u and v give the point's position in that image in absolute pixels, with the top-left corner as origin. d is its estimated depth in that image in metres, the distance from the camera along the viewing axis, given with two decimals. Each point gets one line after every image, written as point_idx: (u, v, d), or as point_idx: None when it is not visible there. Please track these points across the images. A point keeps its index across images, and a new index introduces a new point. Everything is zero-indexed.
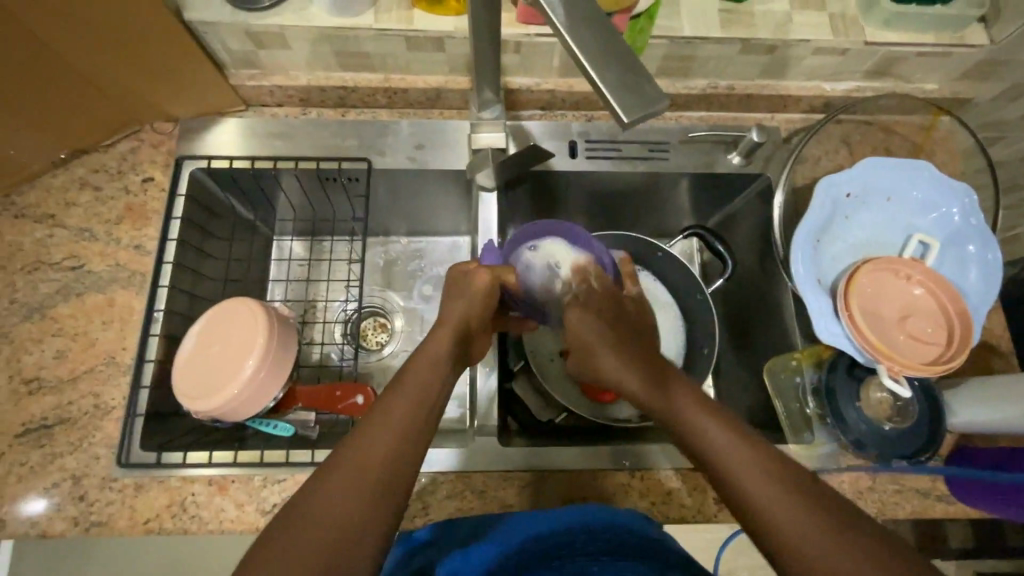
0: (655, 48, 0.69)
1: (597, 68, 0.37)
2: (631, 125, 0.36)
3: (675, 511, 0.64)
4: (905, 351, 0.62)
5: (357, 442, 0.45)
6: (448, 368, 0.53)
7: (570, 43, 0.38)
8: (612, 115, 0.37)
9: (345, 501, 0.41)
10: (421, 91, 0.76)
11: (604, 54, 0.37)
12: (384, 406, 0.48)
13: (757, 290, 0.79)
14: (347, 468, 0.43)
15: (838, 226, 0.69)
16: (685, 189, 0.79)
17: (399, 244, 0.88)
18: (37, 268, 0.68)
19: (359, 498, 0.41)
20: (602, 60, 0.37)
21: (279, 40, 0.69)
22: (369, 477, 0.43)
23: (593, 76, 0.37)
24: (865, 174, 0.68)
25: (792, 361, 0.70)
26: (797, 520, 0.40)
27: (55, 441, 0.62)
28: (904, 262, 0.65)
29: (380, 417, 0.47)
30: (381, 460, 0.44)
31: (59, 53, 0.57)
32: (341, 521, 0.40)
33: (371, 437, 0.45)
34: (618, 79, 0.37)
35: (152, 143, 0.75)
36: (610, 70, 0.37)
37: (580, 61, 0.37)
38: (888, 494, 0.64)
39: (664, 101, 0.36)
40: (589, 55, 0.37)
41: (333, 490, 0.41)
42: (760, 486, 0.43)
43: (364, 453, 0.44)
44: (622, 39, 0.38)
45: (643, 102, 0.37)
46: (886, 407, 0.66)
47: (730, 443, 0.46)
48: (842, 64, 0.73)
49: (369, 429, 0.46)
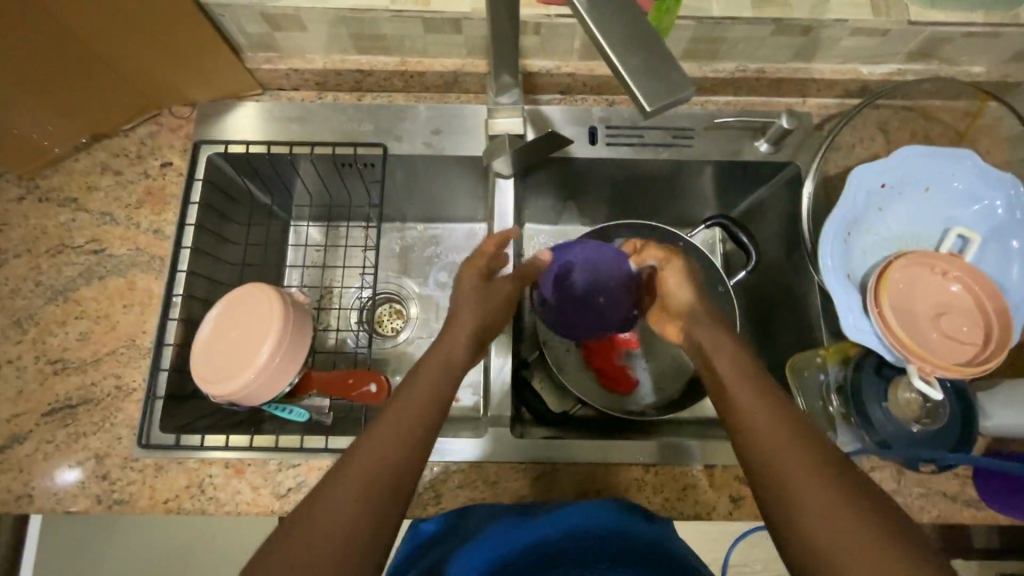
0: (682, 30, 0.66)
1: (619, 52, 0.35)
2: (654, 114, 0.35)
3: (689, 509, 0.62)
4: (937, 351, 0.59)
5: (371, 435, 0.45)
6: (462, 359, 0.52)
7: (591, 25, 0.35)
8: (634, 104, 0.35)
9: (355, 500, 0.41)
10: (437, 75, 0.74)
11: (627, 36, 0.35)
12: (399, 398, 0.48)
13: (781, 283, 0.76)
14: (359, 463, 0.43)
15: (871, 218, 0.66)
16: (710, 178, 0.76)
17: (415, 231, 0.88)
18: (61, 251, 0.69)
19: (371, 496, 0.42)
20: (625, 44, 0.35)
21: (295, 23, 0.67)
22: (383, 471, 0.43)
23: (615, 61, 0.35)
24: (901, 164, 0.65)
25: (816, 358, 0.68)
26: (817, 503, 0.38)
27: (79, 421, 0.64)
28: (941, 257, 0.62)
29: (393, 409, 0.47)
30: (395, 458, 0.44)
31: (80, 36, 0.58)
32: (353, 516, 0.40)
33: (384, 432, 0.45)
34: (642, 65, 0.35)
35: (171, 127, 0.75)
36: (633, 55, 0.35)
37: (601, 45, 0.35)
38: (914, 498, 0.62)
39: (689, 88, 0.35)
40: (610, 39, 0.35)
41: (345, 484, 0.42)
42: (786, 461, 0.41)
43: (377, 450, 0.44)
44: (645, 21, 0.36)
45: (667, 89, 0.35)
46: (914, 407, 0.63)
47: (762, 415, 0.44)
48: (882, 46, 0.68)
49: (383, 421, 0.46)
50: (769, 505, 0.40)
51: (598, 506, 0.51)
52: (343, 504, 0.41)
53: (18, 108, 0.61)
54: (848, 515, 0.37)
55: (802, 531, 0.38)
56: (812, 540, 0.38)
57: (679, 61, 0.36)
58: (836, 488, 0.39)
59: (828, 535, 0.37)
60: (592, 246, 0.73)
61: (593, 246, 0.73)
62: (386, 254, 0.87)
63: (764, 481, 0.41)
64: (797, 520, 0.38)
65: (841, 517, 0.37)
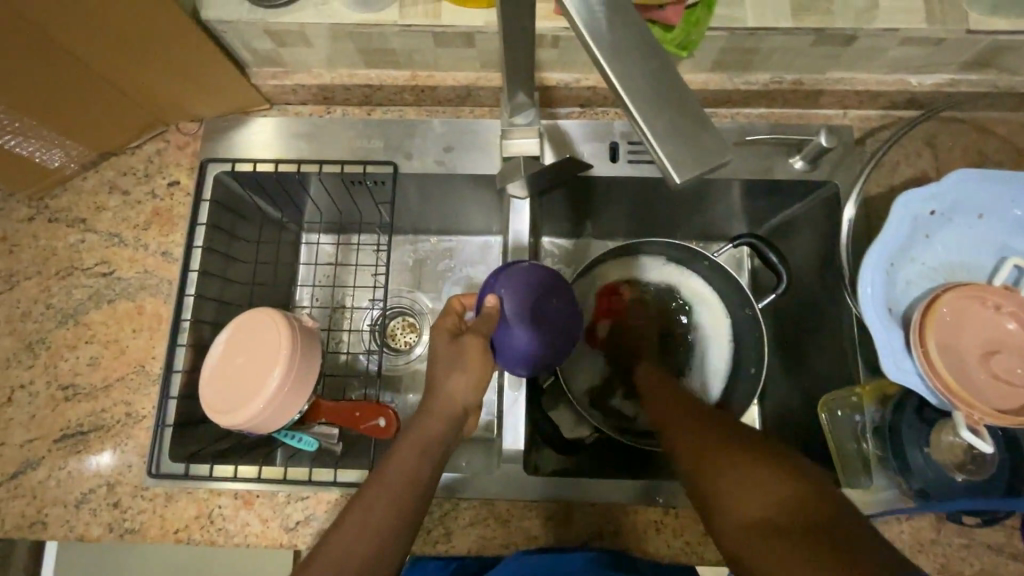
0: (711, 42, 0.61)
1: (647, 117, 0.33)
2: (689, 182, 0.33)
3: (711, 554, 0.60)
4: (988, 396, 0.54)
5: (378, 472, 0.49)
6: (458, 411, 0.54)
7: (618, 86, 0.34)
8: (664, 174, 0.33)
9: (360, 528, 0.45)
10: (450, 90, 0.70)
11: (657, 97, 0.33)
12: (405, 432, 0.52)
13: (811, 308, 0.72)
14: (366, 501, 0.47)
15: (917, 245, 0.61)
16: (739, 196, 0.71)
17: (427, 243, 0.85)
18: (70, 273, 0.69)
19: (372, 525, 0.45)
20: (654, 106, 0.33)
21: (300, 39, 0.64)
22: (393, 506, 0.47)
23: (642, 126, 0.33)
24: (954, 188, 0.59)
25: (851, 397, 0.63)
26: (759, 483, 0.41)
27: (90, 447, 0.64)
28: (994, 291, 0.57)
29: (397, 448, 0.50)
30: (395, 493, 0.47)
31: (74, 51, 0.54)
32: (362, 541, 0.44)
33: (389, 472, 0.48)
34: (669, 127, 0.33)
35: (178, 144, 0.73)
36: (662, 119, 0.33)
37: (628, 109, 0.33)
38: (954, 550, 0.58)
39: (725, 153, 0.33)
40: (637, 101, 0.33)
41: (356, 522, 0.46)
42: (738, 455, 0.44)
43: (383, 482, 0.48)
44: (674, 75, 0.34)
45: (699, 154, 0.33)
46: (957, 452, 0.58)
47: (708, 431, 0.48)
48: (934, 56, 0.62)
49: (392, 455, 0.50)
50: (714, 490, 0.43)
51: (517, 559, 0.55)
52: (352, 528, 0.45)
53: (18, 130, 0.59)
54: (797, 498, 0.39)
55: (748, 518, 0.39)
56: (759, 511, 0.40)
57: (713, 121, 0.34)
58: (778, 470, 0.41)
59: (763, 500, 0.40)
60: (482, 288, 0.60)
61: (484, 284, 0.60)
62: (398, 267, 0.84)
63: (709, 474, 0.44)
64: (740, 510, 0.40)
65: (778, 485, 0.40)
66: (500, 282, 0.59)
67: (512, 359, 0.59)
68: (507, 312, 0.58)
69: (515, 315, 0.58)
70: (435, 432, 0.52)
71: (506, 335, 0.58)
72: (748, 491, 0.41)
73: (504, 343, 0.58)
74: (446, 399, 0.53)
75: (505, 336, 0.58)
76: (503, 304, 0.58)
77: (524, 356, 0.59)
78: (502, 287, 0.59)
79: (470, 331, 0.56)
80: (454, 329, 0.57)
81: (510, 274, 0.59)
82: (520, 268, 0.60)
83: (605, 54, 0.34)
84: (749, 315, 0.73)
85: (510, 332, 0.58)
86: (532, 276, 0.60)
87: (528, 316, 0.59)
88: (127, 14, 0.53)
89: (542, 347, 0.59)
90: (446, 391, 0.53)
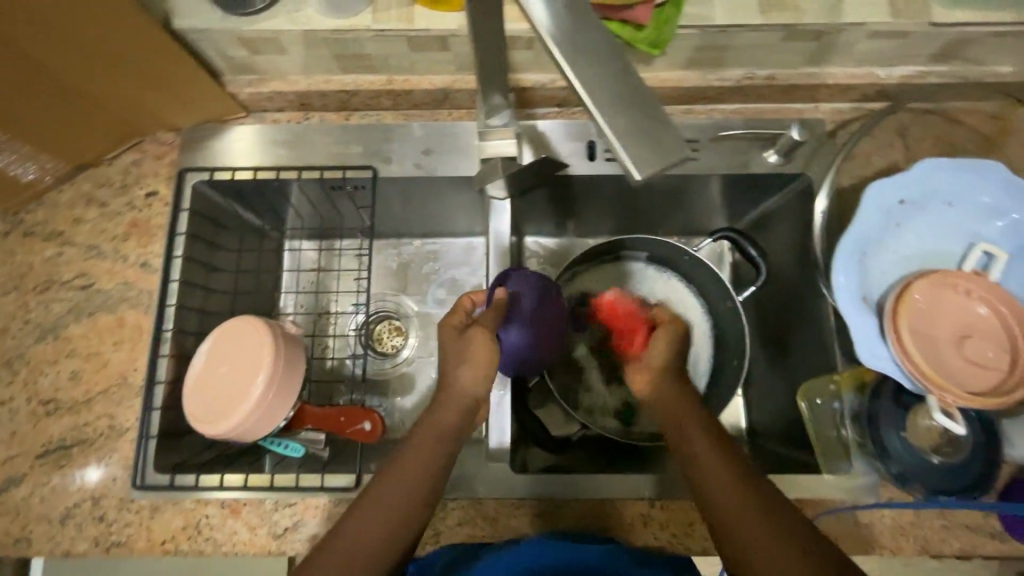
0: (683, 39, 0.61)
1: (608, 117, 0.34)
2: (651, 179, 0.33)
3: (697, 544, 0.61)
4: (958, 380, 0.56)
5: (395, 465, 0.51)
6: (468, 407, 0.53)
7: (580, 87, 0.34)
8: (627, 172, 0.34)
9: (377, 525, 0.49)
10: (427, 93, 0.71)
11: (616, 97, 0.34)
12: (422, 427, 0.53)
13: (790, 300, 0.73)
14: (382, 491, 0.50)
15: (888, 235, 0.62)
16: (717, 191, 0.72)
17: (411, 246, 0.85)
18: (48, 287, 0.68)
19: (388, 522, 0.49)
20: (615, 105, 0.34)
21: (275, 46, 0.64)
22: (408, 502, 0.50)
23: (603, 125, 0.34)
24: (921, 178, 0.61)
25: (830, 385, 0.65)
26: (755, 518, 0.47)
27: (73, 462, 0.63)
28: (964, 276, 0.58)
29: (413, 446, 0.52)
30: (407, 489, 0.50)
31: (43, 66, 0.54)
32: (380, 536, 0.49)
33: (404, 469, 0.51)
34: (631, 125, 0.34)
35: (155, 154, 0.72)
36: (624, 118, 0.34)
37: (589, 109, 0.34)
38: (935, 533, 0.59)
39: (683, 152, 0.33)
40: (598, 101, 0.34)
41: (374, 510, 0.50)
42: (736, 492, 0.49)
43: (397, 480, 0.50)
44: (635, 76, 0.35)
45: (661, 151, 0.34)
46: (934, 435, 0.59)
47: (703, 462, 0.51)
48: (901, 49, 0.64)
49: (408, 452, 0.52)
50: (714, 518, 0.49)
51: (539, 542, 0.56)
52: (370, 524, 0.49)
53: None
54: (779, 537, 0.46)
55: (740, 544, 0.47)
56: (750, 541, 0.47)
57: (673, 120, 0.34)
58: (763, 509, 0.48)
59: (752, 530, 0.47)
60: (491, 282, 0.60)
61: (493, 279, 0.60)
62: (383, 271, 0.84)
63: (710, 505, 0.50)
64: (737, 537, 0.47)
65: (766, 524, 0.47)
66: (512, 282, 0.60)
67: (505, 357, 0.61)
68: (514, 314, 0.59)
69: (520, 318, 0.59)
70: (445, 434, 0.53)
71: (507, 335, 0.59)
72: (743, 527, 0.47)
73: (504, 340, 0.59)
74: (460, 395, 0.53)
75: (507, 334, 0.59)
76: (513, 304, 0.59)
77: (516, 358, 0.61)
78: (514, 286, 0.59)
79: (476, 325, 0.55)
80: (461, 325, 0.55)
81: (522, 277, 0.60)
82: (532, 274, 0.61)
83: (566, 56, 0.34)
84: (730, 308, 0.74)
85: (511, 333, 0.59)
86: (542, 282, 0.61)
87: (531, 322, 0.60)
88: (93, 26, 0.52)
89: (534, 353, 0.62)
90: (458, 386, 0.53)
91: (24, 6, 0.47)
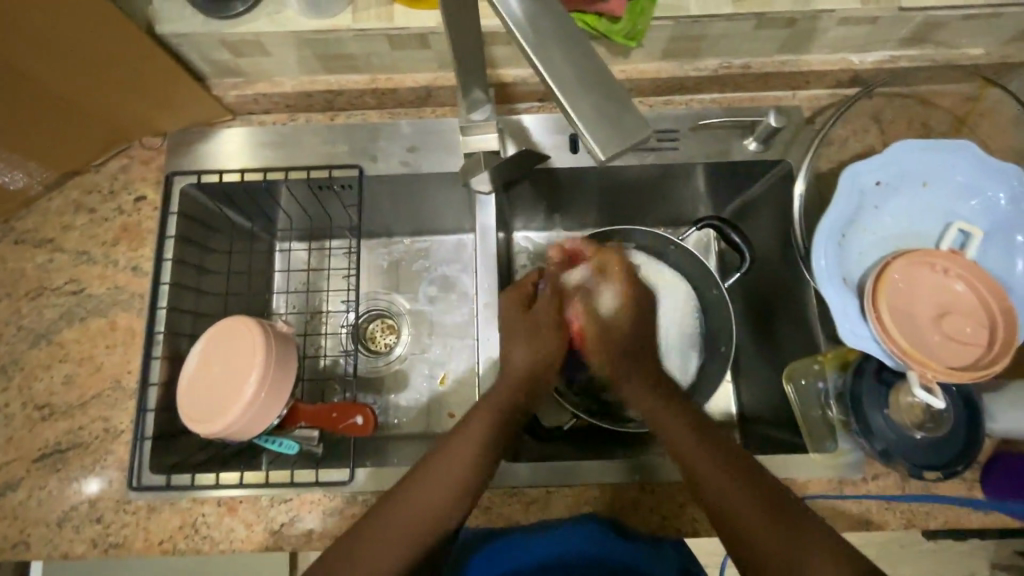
0: (658, 30, 0.63)
1: (572, 101, 0.35)
2: (614, 160, 0.35)
3: (689, 526, 0.62)
4: (938, 355, 0.57)
5: (433, 464, 0.54)
6: (522, 391, 0.61)
7: (545, 73, 0.35)
8: (591, 153, 0.35)
9: (413, 520, 0.51)
10: (410, 91, 0.72)
11: (578, 80, 0.35)
12: (460, 432, 0.56)
13: (774, 285, 0.74)
14: (418, 487, 0.52)
15: (865, 217, 0.63)
16: (699, 180, 0.73)
17: (402, 244, 0.85)
18: (40, 294, 0.69)
19: (425, 516, 0.51)
20: (579, 89, 0.35)
21: (257, 48, 0.65)
22: (447, 497, 0.52)
23: (568, 109, 0.35)
24: (896, 159, 0.62)
25: (813, 366, 0.66)
26: (771, 523, 0.48)
27: (70, 465, 0.64)
28: (942, 255, 0.59)
29: (461, 438, 0.55)
30: (449, 481, 0.53)
31: (22, 71, 0.54)
32: (417, 529, 0.51)
33: (447, 463, 0.54)
34: (594, 108, 0.35)
35: (143, 159, 0.73)
36: (588, 102, 0.35)
37: (554, 94, 0.35)
38: (920, 506, 0.61)
39: (645, 133, 0.34)
40: (562, 85, 0.35)
41: (403, 512, 0.51)
42: (752, 498, 0.50)
43: (439, 473, 0.53)
44: (598, 60, 0.36)
45: (624, 133, 0.35)
46: (916, 412, 0.60)
47: (709, 471, 0.52)
48: (873, 34, 0.65)
49: (455, 446, 0.55)
50: (729, 526, 0.50)
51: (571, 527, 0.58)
52: (405, 520, 0.51)
53: None
54: (797, 543, 0.47)
55: (756, 553, 0.48)
56: (763, 548, 0.48)
57: (635, 102, 0.35)
58: (782, 518, 0.49)
59: (769, 539, 0.48)
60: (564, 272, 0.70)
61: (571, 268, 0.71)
62: (375, 270, 0.85)
63: (724, 512, 0.50)
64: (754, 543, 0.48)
65: (784, 532, 0.48)
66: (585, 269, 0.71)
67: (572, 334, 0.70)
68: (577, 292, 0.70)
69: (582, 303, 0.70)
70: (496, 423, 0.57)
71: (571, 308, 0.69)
72: (759, 535, 0.48)
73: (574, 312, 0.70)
74: (513, 371, 0.62)
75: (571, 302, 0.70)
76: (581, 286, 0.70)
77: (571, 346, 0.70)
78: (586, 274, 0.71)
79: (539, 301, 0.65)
80: (525, 302, 0.65)
81: None
82: None
83: (530, 43, 0.36)
84: (716, 295, 0.75)
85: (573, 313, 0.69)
86: None
87: None
88: (72, 26, 0.52)
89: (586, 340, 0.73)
90: (512, 362, 0.62)
91: (3, 11, 0.47)
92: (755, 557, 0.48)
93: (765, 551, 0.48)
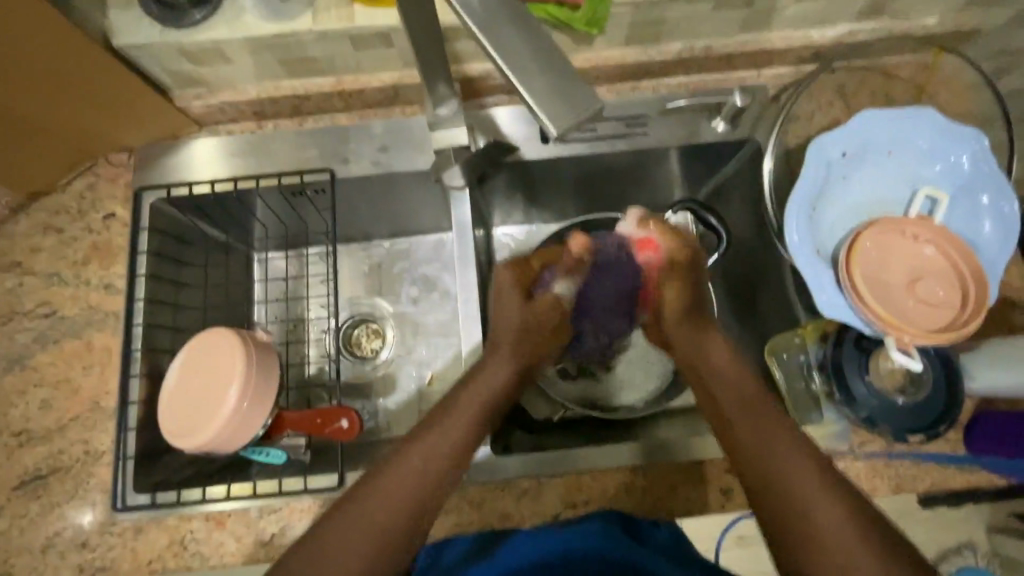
0: (619, 16, 0.63)
1: (528, 84, 0.38)
2: (567, 135, 0.37)
3: (681, 506, 0.62)
4: (916, 317, 0.57)
5: (405, 460, 0.49)
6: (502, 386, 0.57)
7: (499, 56, 0.38)
8: (545, 129, 0.38)
9: (389, 511, 0.47)
10: (377, 91, 0.72)
11: (529, 61, 0.38)
12: (441, 422, 0.52)
13: (752, 263, 0.75)
14: (392, 479, 0.48)
15: (834, 189, 0.64)
16: (671, 164, 0.74)
17: (381, 247, 0.85)
18: (12, 319, 0.67)
19: (399, 512, 0.47)
20: (533, 70, 0.37)
21: (218, 56, 0.65)
22: (422, 495, 0.48)
23: (524, 92, 0.37)
24: (860, 130, 0.63)
25: (794, 339, 0.67)
26: (797, 473, 0.46)
27: (51, 491, 0.63)
28: (912, 222, 0.60)
29: (438, 429, 0.51)
30: (421, 475, 0.48)
31: None
32: (390, 528, 0.46)
33: (422, 458, 0.49)
34: (547, 87, 0.37)
35: (109, 177, 0.72)
36: (539, 81, 0.38)
37: (509, 76, 0.37)
38: (905, 470, 0.62)
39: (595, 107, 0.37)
40: (517, 70, 0.37)
41: (377, 504, 0.47)
42: (775, 450, 0.48)
43: (411, 470, 0.48)
44: (546, 42, 0.38)
45: (575, 108, 0.38)
46: (897, 376, 0.61)
47: (747, 429, 0.50)
48: (830, 9, 0.66)
49: (428, 438, 0.51)
50: (755, 479, 0.47)
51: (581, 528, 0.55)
52: (384, 509, 0.47)
53: None
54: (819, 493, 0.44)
55: (780, 508, 0.45)
56: (785, 500, 0.45)
57: (584, 79, 0.38)
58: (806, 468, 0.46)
59: (793, 490, 0.45)
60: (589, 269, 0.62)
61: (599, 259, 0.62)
62: (355, 275, 0.84)
63: (752, 465, 0.48)
64: (776, 498, 0.45)
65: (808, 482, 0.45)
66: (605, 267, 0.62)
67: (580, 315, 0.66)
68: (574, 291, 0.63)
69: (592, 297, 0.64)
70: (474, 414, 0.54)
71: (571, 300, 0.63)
72: (783, 483, 0.46)
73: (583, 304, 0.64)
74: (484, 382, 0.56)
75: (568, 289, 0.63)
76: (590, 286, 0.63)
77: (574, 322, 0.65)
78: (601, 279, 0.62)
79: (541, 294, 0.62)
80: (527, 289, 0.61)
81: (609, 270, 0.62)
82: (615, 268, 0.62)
83: (482, 28, 0.38)
84: None
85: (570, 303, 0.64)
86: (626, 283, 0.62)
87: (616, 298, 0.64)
88: (20, 43, 0.51)
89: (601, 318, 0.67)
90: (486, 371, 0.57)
91: None
92: (780, 512, 0.45)
93: (789, 499, 0.45)
